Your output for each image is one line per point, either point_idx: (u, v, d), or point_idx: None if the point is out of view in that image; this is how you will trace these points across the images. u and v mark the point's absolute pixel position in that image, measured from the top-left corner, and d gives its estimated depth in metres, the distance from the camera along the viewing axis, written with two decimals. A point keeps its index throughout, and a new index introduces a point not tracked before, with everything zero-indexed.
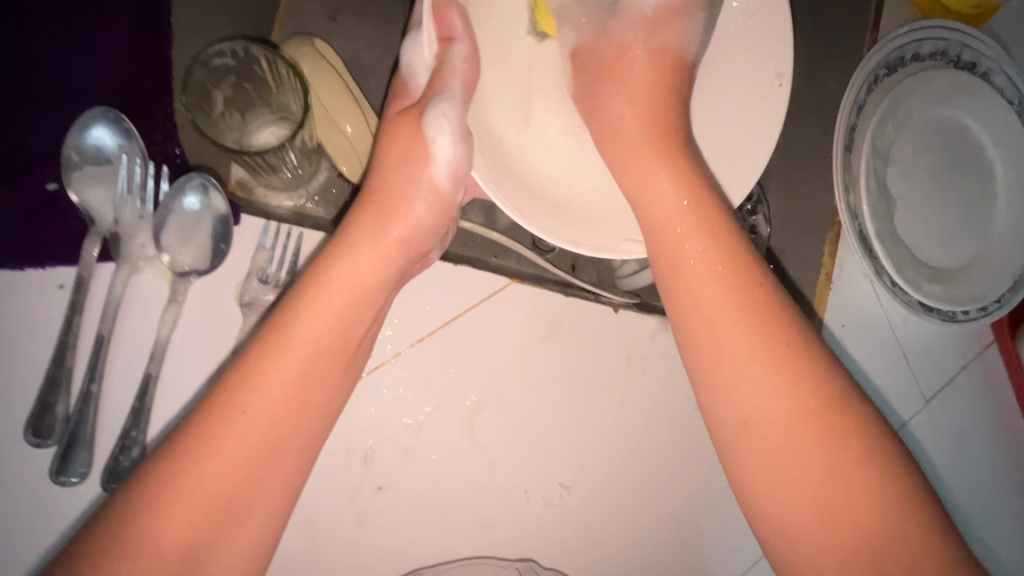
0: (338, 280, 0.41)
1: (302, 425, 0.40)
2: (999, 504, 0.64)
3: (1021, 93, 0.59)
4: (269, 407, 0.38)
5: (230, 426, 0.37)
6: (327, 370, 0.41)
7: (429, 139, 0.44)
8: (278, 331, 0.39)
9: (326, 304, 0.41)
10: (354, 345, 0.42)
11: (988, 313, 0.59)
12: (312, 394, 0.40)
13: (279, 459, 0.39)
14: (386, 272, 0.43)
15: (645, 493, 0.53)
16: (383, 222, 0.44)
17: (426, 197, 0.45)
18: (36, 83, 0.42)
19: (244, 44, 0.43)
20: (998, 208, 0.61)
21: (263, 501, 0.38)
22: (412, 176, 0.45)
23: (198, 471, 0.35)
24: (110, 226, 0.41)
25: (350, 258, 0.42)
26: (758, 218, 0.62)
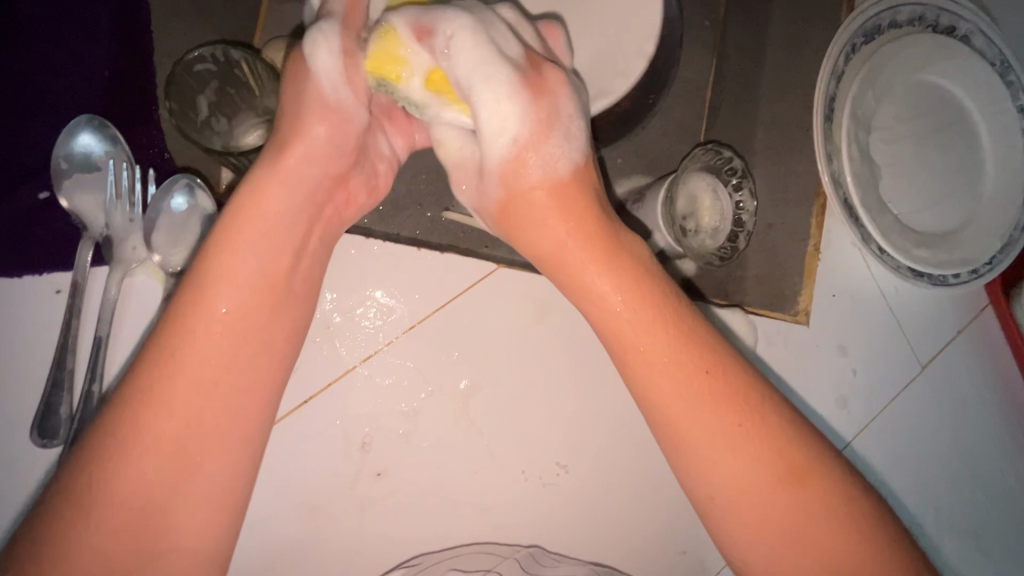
0: (257, 212, 0.39)
1: (241, 362, 0.37)
2: (991, 464, 0.65)
3: (1001, 54, 0.60)
4: (201, 348, 0.36)
5: (164, 372, 0.34)
6: (260, 301, 0.38)
7: (311, 61, 0.40)
8: (202, 271, 0.37)
9: (249, 233, 0.38)
10: (285, 272, 0.40)
11: (980, 275, 0.59)
12: (249, 328, 0.38)
13: (226, 398, 0.36)
14: (305, 195, 0.41)
15: (639, 470, 0.54)
16: (281, 143, 0.40)
17: (323, 119, 0.41)
18: (24, 95, 0.43)
19: (223, 48, 0.44)
20: (985, 171, 0.62)
21: (215, 441, 0.36)
22: (302, 89, 0.41)
23: (138, 422, 0.33)
24: (102, 230, 0.43)
25: (266, 185, 0.39)
26: (744, 194, 0.60)
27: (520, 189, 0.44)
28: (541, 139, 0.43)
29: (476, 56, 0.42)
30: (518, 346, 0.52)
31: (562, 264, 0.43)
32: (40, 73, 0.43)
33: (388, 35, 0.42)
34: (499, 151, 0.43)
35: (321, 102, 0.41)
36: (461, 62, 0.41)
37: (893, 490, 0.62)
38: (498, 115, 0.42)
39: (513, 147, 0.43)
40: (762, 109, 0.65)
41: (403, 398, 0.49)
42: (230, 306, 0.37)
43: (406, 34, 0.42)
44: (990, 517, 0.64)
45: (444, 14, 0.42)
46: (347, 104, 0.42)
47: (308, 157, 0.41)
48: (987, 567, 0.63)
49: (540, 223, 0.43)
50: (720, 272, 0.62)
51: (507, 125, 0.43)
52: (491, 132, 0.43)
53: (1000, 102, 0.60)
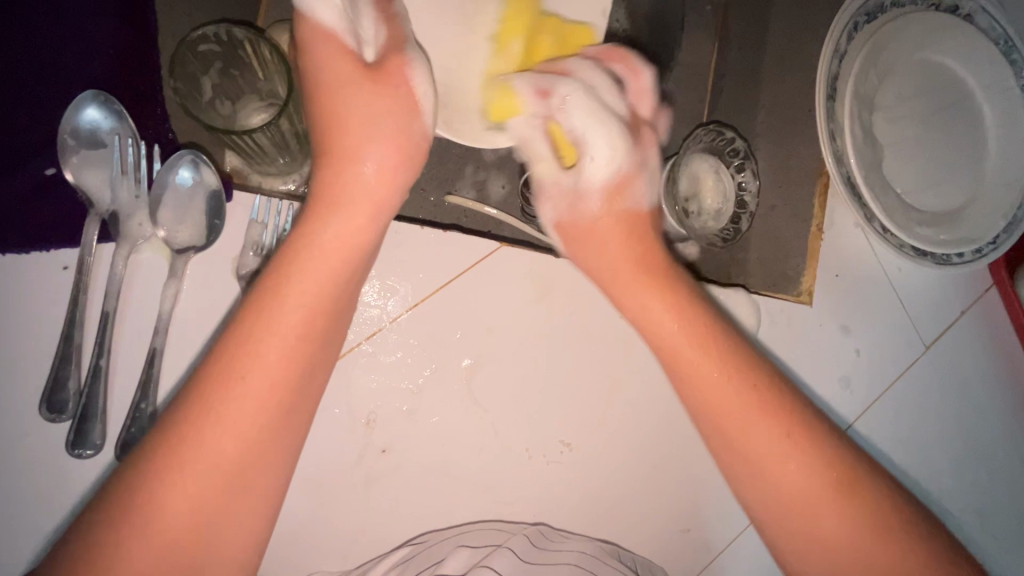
0: (330, 237, 0.39)
1: (301, 386, 0.38)
2: (997, 445, 0.65)
3: (1005, 33, 0.59)
4: (270, 372, 0.36)
5: (232, 393, 0.35)
6: (324, 327, 0.39)
7: (411, 82, 0.44)
8: (270, 293, 0.37)
9: (323, 262, 0.38)
10: (344, 298, 0.41)
11: (985, 255, 0.59)
12: (312, 354, 0.39)
13: (285, 422, 0.38)
14: (376, 222, 0.42)
15: (642, 447, 0.54)
16: (349, 171, 0.41)
17: (396, 145, 0.43)
18: (29, 73, 0.43)
19: (227, 27, 0.45)
20: (989, 150, 0.61)
21: (266, 462, 0.37)
22: (379, 116, 0.42)
23: (201, 442, 0.34)
24: (108, 206, 0.43)
25: (339, 213, 0.40)
26: (746, 175, 0.61)
27: (588, 221, 0.49)
28: (632, 178, 0.49)
29: (587, 109, 0.48)
30: (521, 324, 0.52)
31: (612, 281, 0.48)
32: (41, 50, 0.43)
33: (506, 88, 0.50)
34: (599, 180, 0.49)
35: (398, 130, 0.43)
36: (579, 116, 0.48)
37: (896, 471, 0.62)
38: (606, 151, 0.49)
39: (609, 185, 0.49)
40: (764, 89, 0.64)
41: (407, 375, 0.49)
42: (299, 331, 0.37)
43: (526, 94, 0.49)
44: (996, 497, 0.64)
45: (561, 77, 0.49)
46: (416, 127, 0.44)
47: (378, 182, 0.42)
48: (991, 546, 0.64)
49: (597, 237, 0.49)
50: (725, 254, 0.62)
51: (610, 162, 0.49)
52: (594, 171, 0.49)
53: (1004, 81, 0.60)
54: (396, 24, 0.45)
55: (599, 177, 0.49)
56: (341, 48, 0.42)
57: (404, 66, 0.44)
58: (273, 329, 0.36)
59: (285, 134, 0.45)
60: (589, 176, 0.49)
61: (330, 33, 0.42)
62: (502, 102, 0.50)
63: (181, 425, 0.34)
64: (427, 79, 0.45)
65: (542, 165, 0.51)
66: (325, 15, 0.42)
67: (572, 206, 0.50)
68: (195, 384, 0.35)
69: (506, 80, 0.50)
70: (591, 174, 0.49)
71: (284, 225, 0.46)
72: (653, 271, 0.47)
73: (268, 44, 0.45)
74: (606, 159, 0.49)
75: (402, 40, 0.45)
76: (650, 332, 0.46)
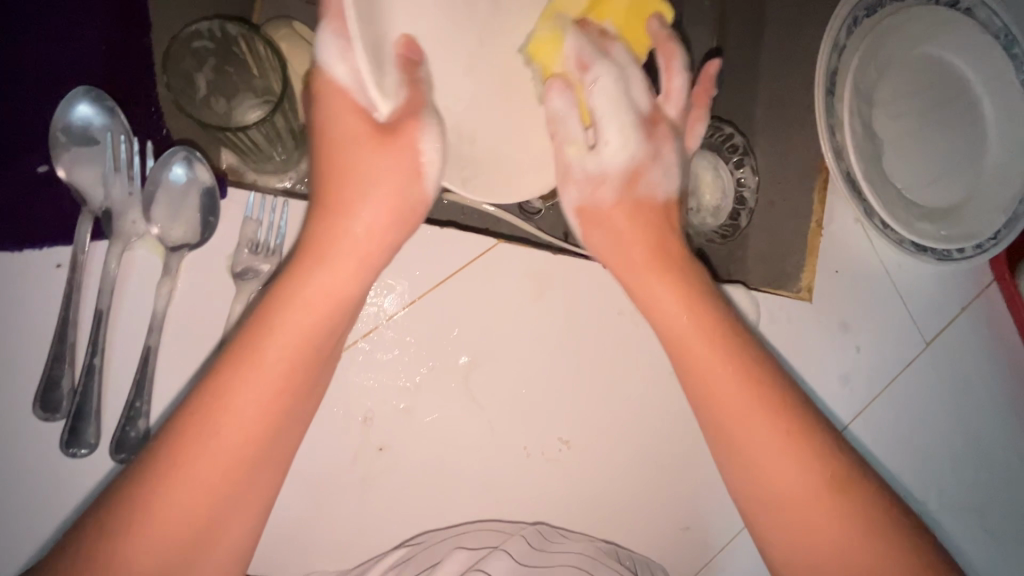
0: (313, 294, 0.39)
1: (275, 440, 0.39)
2: (997, 441, 0.65)
3: (1005, 27, 0.58)
4: (245, 427, 0.37)
5: (205, 447, 0.35)
6: (303, 383, 0.39)
7: (418, 150, 0.42)
8: (249, 348, 0.37)
9: (303, 319, 0.38)
10: (325, 355, 0.41)
11: (985, 250, 0.58)
12: (288, 408, 0.39)
13: (257, 474, 0.38)
14: (364, 280, 0.41)
15: (640, 445, 0.54)
16: (340, 226, 0.41)
17: (387, 206, 0.42)
18: (21, 70, 0.43)
19: (221, 23, 0.44)
20: (988, 145, 0.61)
21: (236, 514, 0.38)
22: (376, 174, 0.42)
23: (172, 496, 0.34)
24: (101, 204, 0.43)
25: (325, 268, 0.40)
26: (745, 171, 0.61)
27: (604, 206, 0.49)
28: (646, 164, 0.49)
29: (613, 95, 0.47)
30: (518, 322, 0.52)
31: (628, 265, 0.48)
32: (34, 46, 0.43)
33: (557, 37, 0.46)
34: (618, 159, 0.49)
35: (395, 192, 0.42)
36: (605, 98, 0.47)
37: (896, 469, 0.61)
38: (620, 138, 0.48)
39: (625, 170, 0.49)
40: (763, 84, 0.64)
41: (404, 373, 0.49)
42: (277, 388, 0.38)
43: (569, 54, 0.46)
44: (996, 494, 0.64)
45: (599, 51, 0.46)
46: (415, 190, 0.43)
47: (366, 238, 0.41)
48: (991, 544, 0.63)
49: (618, 216, 0.49)
50: (724, 250, 0.61)
51: (624, 148, 0.48)
52: (613, 150, 0.48)
53: (1004, 75, 0.60)
54: (418, 88, 0.41)
55: (613, 161, 0.49)
56: (353, 108, 0.40)
57: (416, 132, 0.42)
58: (250, 385, 0.37)
59: (280, 131, 0.44)
60: (604, 155, 0.48)
61: (343, 91, 0.40)
62: (546, 47, 0.46)
63: (151, 479, 0.34)
64: (437, 145, 0.43)
65: (570, 152, 0.48)
66: (343, 75, 0.39)
67: (592, 187, 0.49)
68: (167, 437, 0.35)
69: (563, 24, 0.46)
70: (609, 156, 0.49)
71: (279, 223, 0.45)
72: (665, 249, 0.48)
73: (260, 39, 0.45)
74: (621, 146, 0.48)
75: (420, 104, 0.42)
76: (655, 322, 0.46)
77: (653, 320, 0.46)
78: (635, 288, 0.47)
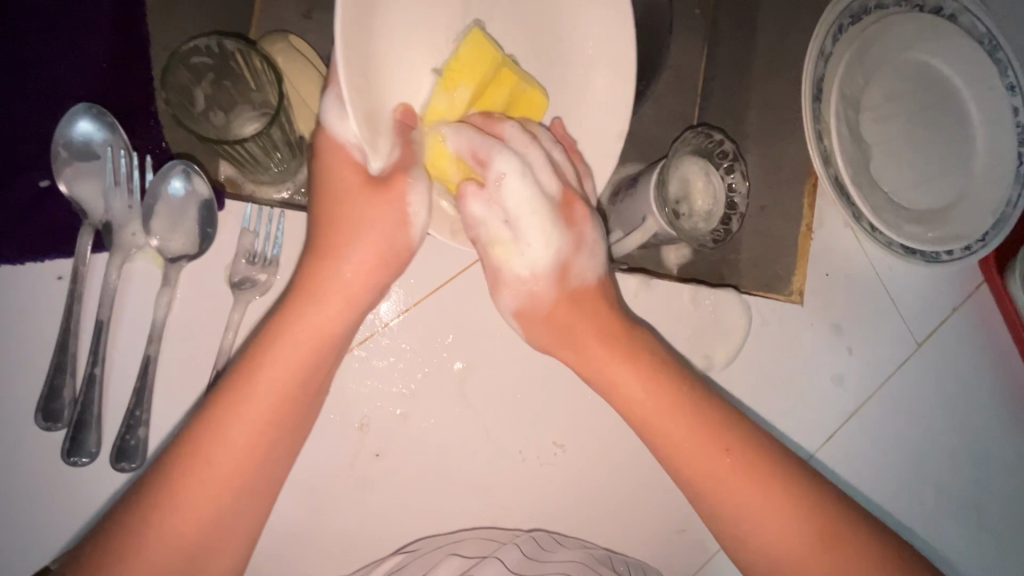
0: (298, 332, 0.41)
1: (265, 469, 0.40)
2: (990, 442, 0.65)
3: (988, 32, 0.60)
4: (232, 458, 0.38)
5: (195, 475, 0.37)
6: (290, 415, 0.41)
7: (408, 202, 0.43)
8: (240, 382, 0.39)
9: (291, 355, 0.40)
10: (315, 389, 0.42)
11: (974, 251, 0.60)
12: (276, 438, 0.41)
13: (247, 502, 0.40)
14: (352, 318, 0.43)
15: (636, 448, 0.54)
16: (335, 267, 0.42)
17: (373, 249, 0.43)
18: (23, 86, 0.44)
19: (217, 40, 0.45)
20: (977, 148, 0.62)
21: (226, 541, 0.39)
22: (369, 220, 0.43)
23: (163, 523, 0.36)
24: (102, 217, 0.44)
25: (315, 307, 0.41)
26: (735, 176, 0.62)
27: (542, 308, 0.49)
28: (575, 253, 0.48)
29: (521, 191, 0.45)
30: (513, 328, 0.52)
31: (583, 359, 0.48)
32: (37, 62, 0.44)
33: (440, 144, 0.43)
34: (523, 280, 0.48)
35: (386, 234, 0.43)
36: (512, 203, 0.45)
37: (889, 471, 0.62)
38: (529, 261, 0.47)
39: (553, 268, 0.48)
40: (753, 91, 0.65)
41: (401, 379, 0.50)
42: (264, 419, 0.39)
43: (462, 151, 0.43)
44: (989, 496, 0.64)
45: (502, 143, 0.43)
46: (403, 236, 0.44)
47: (356, 280, 0.43)
48: (987, 544, 0.64)
49: (547, 312, 0.49)
50: (715, 255, 0.67)
51: (547, 246, 0.47)
52: (523, 258, 0.47)
53: (989, 79, 0.61)
54: (412, 149, 0.42)
55: (526, 269, 0.47)
56: (350, 162, 0.42)
57: (406, 186, 0.43)
58: (237, 419, 0.39)
59: (276, 144, 0.45)
60: (519, 268, 0.47)
61: (342, 146, 0.42)
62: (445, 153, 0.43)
63: (143, 510, 0.36)
64: (425, 198, 0.44)
65: (446, 204, 0.47)
66: (343, 130, 0.42)
67: (529, 297, 0.48)
68: (161, 466, 0.38)
69: (441, 128, 0.43)
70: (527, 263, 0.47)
71: (276, 233, 0.46)
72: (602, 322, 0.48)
73: (258, 55, 0.45)
74: (542, 246, 0.47)
75: (412, 160, 0.42)
76: (612, 328, 0.48)
77: (597, 382, 0.48)
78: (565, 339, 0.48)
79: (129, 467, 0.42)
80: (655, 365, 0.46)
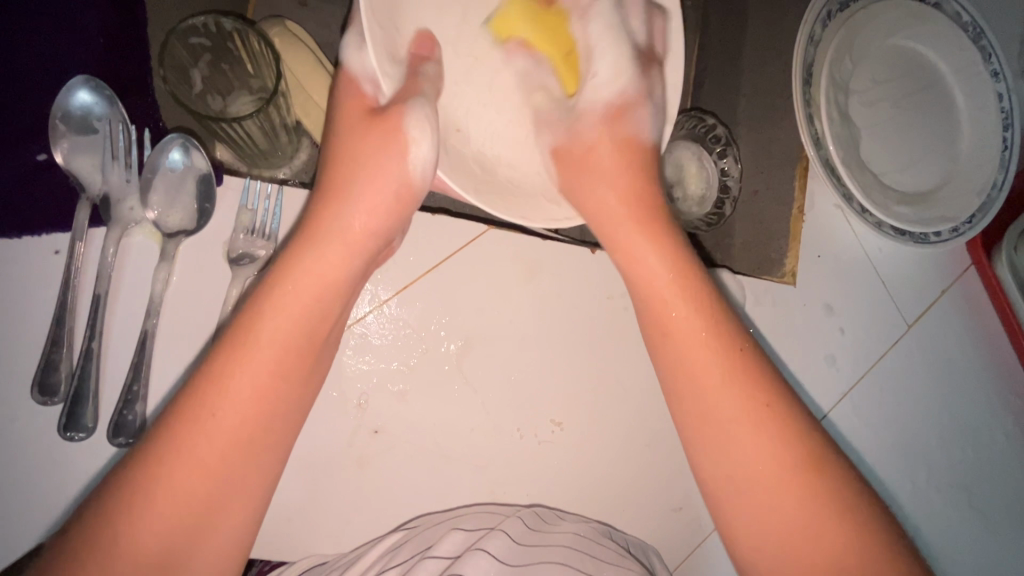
0: (303, 274, 0.39)
1: (273, 424, 0.38)
2: (980, 420, 0.66)
3: (974, 18, 0.61)
4: (240, 408, 0.36)
5: (201, 428, 0.35)
6: (298, 366, 0.39)
7: (410, 136, 0.42)
8: (245, 333, 0.37)
9: (295, 303, 0.38)
10: (322, 339, 0.41)
11: (962, 234, 0.60)
12: (283, 391, 0.39)
13: (258, 458, 0.38)
14: (356, 264, 0.42)
15: (633, 424, 0.55)
16: (337, 217, 0.41)
17: (375, 189, 0.43)
18: (19, 61, 0.44)
19: (215, 18, 0.45)
20: (960, 132, 0.64)
21: (238, 501, 0.37)
22: (368, 170, 0.43)
23: (168, 479, 0.34)
24: (99, 191, 0.44)
25: (319, 252, 0.40)
26: (727, 162, 0.63)
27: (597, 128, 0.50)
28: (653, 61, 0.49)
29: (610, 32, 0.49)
30: (509, 308, 0.53)
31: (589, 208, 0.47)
32: (34, 39, 0.44)
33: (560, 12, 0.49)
34: (599, 100, 0.50)
35: (385, 180, 0.43)
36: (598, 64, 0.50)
37: (883, 449, 0.63)
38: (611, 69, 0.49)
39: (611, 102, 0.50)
40: (744, 76, 0.66)
41: (398, 357, 0.50)
42: (271, 369, 0.38)
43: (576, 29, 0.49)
44: (980, 472, 0.65)
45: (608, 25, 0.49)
46: (405, 173, 0.43)
47: (359, 228, 0.42)
48: (979, 524, 0.65)
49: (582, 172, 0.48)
50: (709, 239, 0.67)
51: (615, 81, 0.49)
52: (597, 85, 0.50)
53: (972, 64, 0.62)
54: (418, 81, 0.43)
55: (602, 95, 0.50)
56: (359, 96, 0.43)
57: (405, 115, 0.42)
58: (246, 365, 0.37)
59: (274, 124, 0.46)
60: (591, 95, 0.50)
61: (352, 82, 0.43)
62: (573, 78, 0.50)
63: (147, 461, 0.34)
64: (428, 128, 0.42)
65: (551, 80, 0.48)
66: (356, 66, 0.43)
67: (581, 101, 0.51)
68: (166, 420, 0.35)
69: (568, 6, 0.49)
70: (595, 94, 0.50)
71: (275, 211, 0.47)
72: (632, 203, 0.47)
73: (255, 33, 0.45)
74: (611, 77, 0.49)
75: (416, 91, 0.42)
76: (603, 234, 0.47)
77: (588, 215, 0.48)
78: (602, 230, 0.47)
79: (125, 442, 0.42)
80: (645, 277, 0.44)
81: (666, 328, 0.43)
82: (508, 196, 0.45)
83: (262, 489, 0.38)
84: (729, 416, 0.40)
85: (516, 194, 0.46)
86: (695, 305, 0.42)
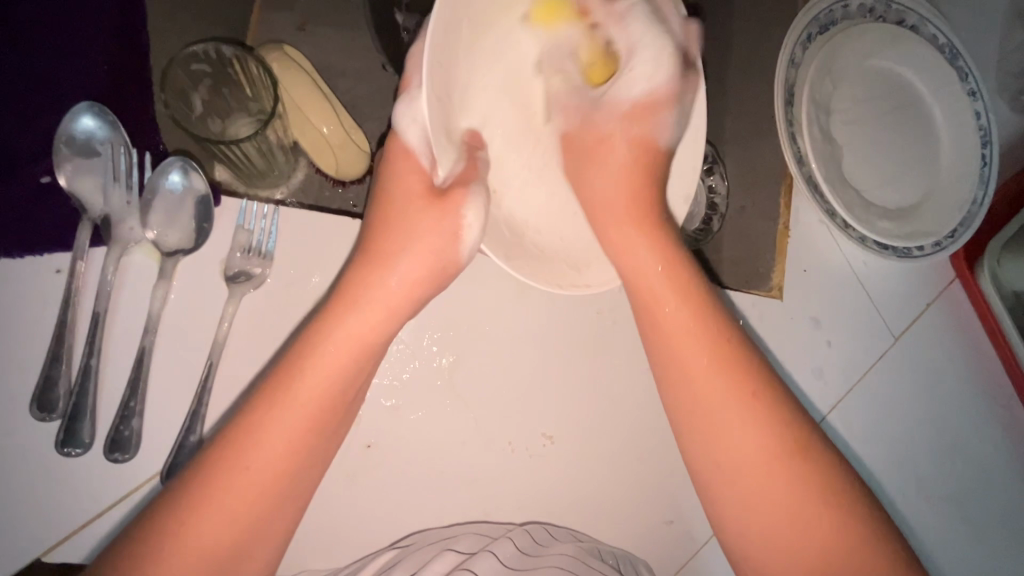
0: (344, 338, 0.41)
1: (304, 476, 0.40)
2: (969, 433, 0.67)
3: (950, 41, 0.63)
4: (275, 461, 0.38)
5: (234, 478, 0.37)
6: (332, 423, 0.41)
7: (461, 215, 0.45)
8: (283, 389, 0.39)
9: (333, 363, 0.40)
10: (355, 395, 0.42)
11: (943, 248, 0.62)
12: (317, 447, 0.40)
13: (287, 508, 0.39)
14: (394, 325, 0.43)
15: (622, 437, 0.55)
16: (376, 278, 0.43)
17: (419, 257, 0.44)
18: (27, 89, 0.46)
19: (215, 44, 0.47)
20: (941, 150, 0.65)
21: (262, 546, 0.39)
22: (411, 234, 0.44)
23: (198, 526, 0.35)
24: (100, 212, 0.45)
25: (360, 314, 0.42)
26: (715, 178, 0.65)
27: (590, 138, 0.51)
28: (662, 106, 0.48)
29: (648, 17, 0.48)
30: (499, 323, 0.54)
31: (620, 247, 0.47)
32: (41, 67, 0.46)
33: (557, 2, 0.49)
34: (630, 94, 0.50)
35: (428, 248, 0.44)
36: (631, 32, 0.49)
37: (872, 462, 0.63)
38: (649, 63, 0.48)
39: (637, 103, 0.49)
40: (732, 94, 0.67)
41: (391, 372, 0.51)
42: (306, 428, 0.39)
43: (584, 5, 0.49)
44: (970, 482, 0.66)
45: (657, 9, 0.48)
46: (450, 247, 0.45)
47: (399, 290, 0.43)
48: (968, 538, 0.65)
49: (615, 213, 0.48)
50: (699, 254, 0.63)
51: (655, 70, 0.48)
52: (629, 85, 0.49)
53: (950, 85, 0.64)
54: (474, 164, 0.47)
55: (634, 91, 0.49)
56: (416, 169, 0.45)
57: (462, 199, 0.45)
58: (285, 421, 0.38)
59: (271, 145, 0.47)
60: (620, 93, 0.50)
61: (410, 153, 0.45)
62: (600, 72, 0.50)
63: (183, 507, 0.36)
64: (479, 214, 0.45)
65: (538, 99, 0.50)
66: (411, 136, 0.45)
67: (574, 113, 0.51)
68: (202, 465, 0.37)
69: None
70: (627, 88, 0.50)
71: (272, 229, 0.48)
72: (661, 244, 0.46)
73: (252, 59, 0.47)
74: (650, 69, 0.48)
75: (472, 176, 0.46)
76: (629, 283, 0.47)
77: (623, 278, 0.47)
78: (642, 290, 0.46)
79: (123, 456, 0.43)
80: (667, 341, 0.45)
81: (689, 379, 0.44)
82: (537, 267, 0.48)
83: (285, 537, 0.40)
84: (716, 426, 0.43)
85: (550, 259, 0.49)
86: (722, 359, 0.43)
